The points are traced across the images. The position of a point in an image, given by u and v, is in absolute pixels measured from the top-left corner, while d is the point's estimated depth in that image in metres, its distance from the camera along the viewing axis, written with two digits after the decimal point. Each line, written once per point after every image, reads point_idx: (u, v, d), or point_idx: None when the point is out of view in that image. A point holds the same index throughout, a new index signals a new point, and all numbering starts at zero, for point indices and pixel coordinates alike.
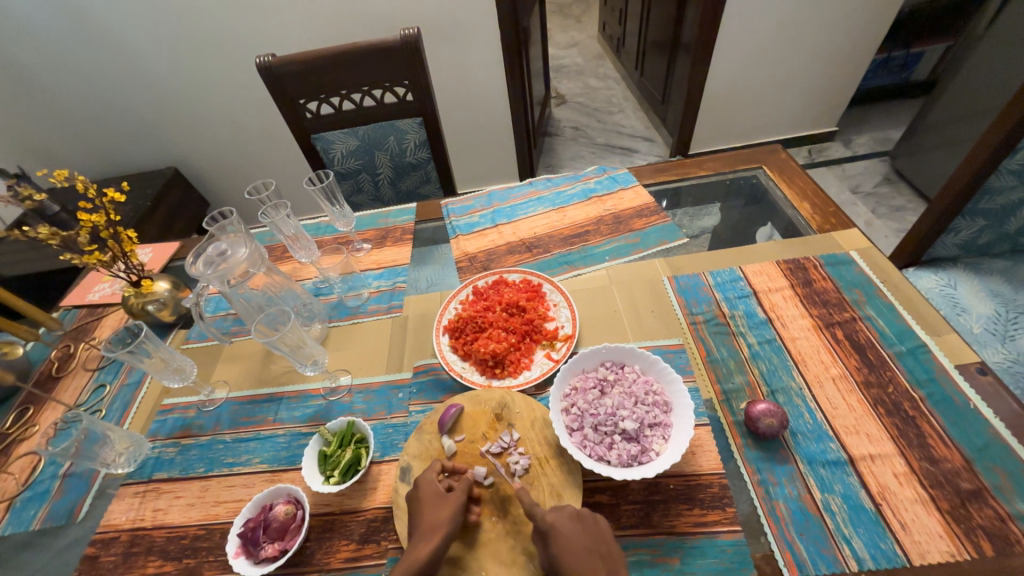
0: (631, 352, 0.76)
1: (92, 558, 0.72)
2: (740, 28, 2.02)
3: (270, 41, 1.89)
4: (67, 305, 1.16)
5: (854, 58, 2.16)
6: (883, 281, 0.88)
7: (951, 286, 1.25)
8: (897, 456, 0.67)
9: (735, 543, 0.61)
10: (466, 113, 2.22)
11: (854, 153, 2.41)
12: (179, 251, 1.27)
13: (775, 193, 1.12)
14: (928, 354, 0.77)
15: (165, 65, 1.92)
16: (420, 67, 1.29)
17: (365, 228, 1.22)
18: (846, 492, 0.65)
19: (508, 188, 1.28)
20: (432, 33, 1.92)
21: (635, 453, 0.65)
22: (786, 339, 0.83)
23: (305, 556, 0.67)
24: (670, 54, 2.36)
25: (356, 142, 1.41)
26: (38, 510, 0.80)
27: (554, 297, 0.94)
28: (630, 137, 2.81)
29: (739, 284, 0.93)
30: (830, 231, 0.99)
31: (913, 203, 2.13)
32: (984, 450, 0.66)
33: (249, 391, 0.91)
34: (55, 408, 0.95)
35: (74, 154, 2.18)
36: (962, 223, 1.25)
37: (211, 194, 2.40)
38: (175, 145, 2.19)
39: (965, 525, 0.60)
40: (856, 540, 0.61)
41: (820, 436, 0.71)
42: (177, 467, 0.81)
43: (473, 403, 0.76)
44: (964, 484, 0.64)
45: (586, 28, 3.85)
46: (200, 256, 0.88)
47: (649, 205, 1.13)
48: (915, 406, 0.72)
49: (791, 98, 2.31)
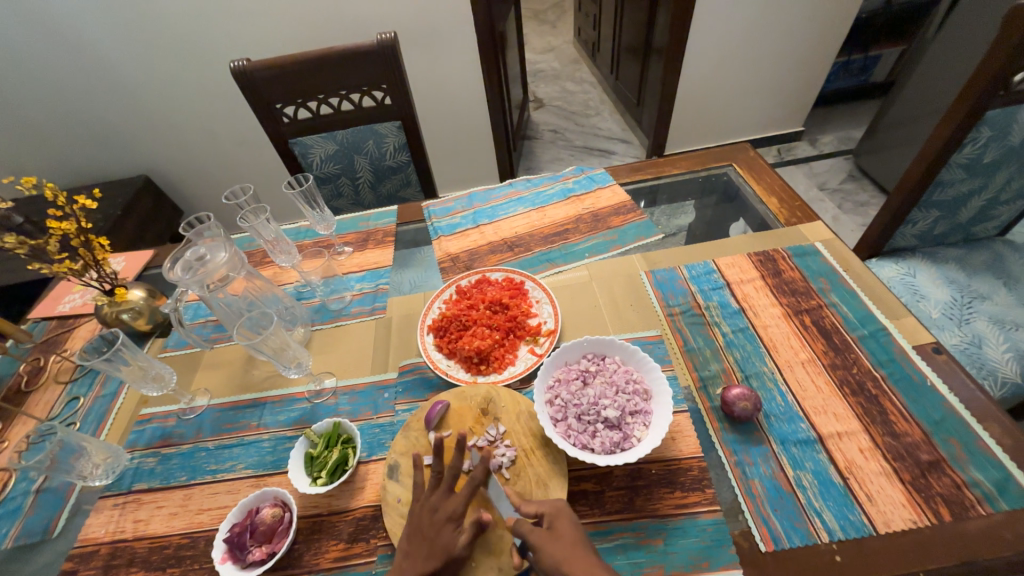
0: (611, 343, 0.78)
1: (70, 573, 0.70)
2: (709, 32, 2.09)
3: (244, 46, 1.87)
4: (36, 317, 1.12)
5: (816, 61, 2.26)
6: (845, 269, 0.93)
7: (911, 274, 1.33)
8: (862, 433, 0.71)
9: (715, 522, 0.64)
10: (445, 117, 2.24)
11: (820, 151, 2.52)
12: (154, 259, 1.24)
13: (745, 189, 1.17)
14: (888, 337, 0.82)
15: (134, 71, 1.87)
16: (398, 71, 1.30)
17: (346, 231, 1.22)
18: (817, 468, 0.68)
19: (488, 189, 1.29)
20: (409, 37, 1.93)
21: (617, 440, 0.68)
22: (758, 327, 0.87)
23: (294, 559, 0.67)
24: (644, 58, 2.42)
25: (336, 145, 1.41)
26: (11, 528, 0.77)
27: (536, 294, 0.96)
28: (608, 139, 2.87)
29: (713, 276, 0.97)
30: (796, 224, 1.04)
31: (876, 198, 2.24)
32: (941, 423, 0.71)
33: (231, 397, 0.90)
34: (26, 423, 0.92)
35: (38, 163, 2.10)
36: (919, 215, 1.32)
37: (185, 202, 2.35)
38: (145, 152, 2.13)
39: (925, 494, 0.64)
40: (826, 513, 0.64)
41: (792, 417, 0.74)
42: (158, 477, 0.80)
43: (459, 399, 0.77)
44: (924, 455, 0.68)
45: (562, 32, 3.92)
46: (177, 261, 0.87)
47: (626, 203, 1.16)
48: (877, 385, 0.76)
49: (759, 99, 2.40)
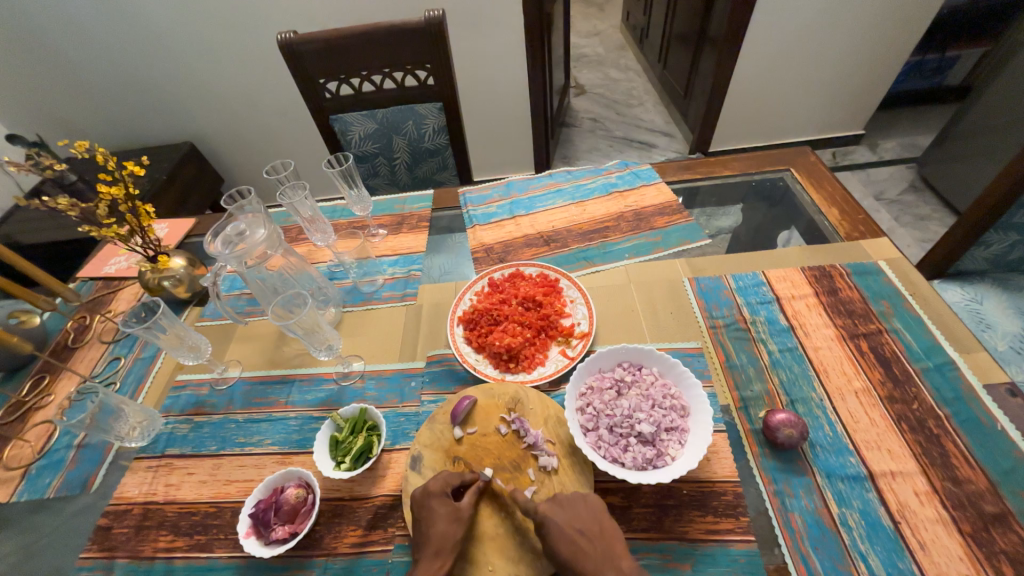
0: (649, 353, 0.75)
1: (105, 529, 0.73)
2: (772, 23, 1.96)
3: (290, 18, 1.86)
4: (84, 276, 1.17)
5: (887, 60, 2.09)
6: (911, 293, 0.86)
7: (977, 301, 1.24)
8: (919, 475, 0.65)
9: (748, 552, 0.60)
10: (485, 101, 2.19)
11: (880, 158, 2.35)
12: (195, 227, 1.27)
13: (802, 197, 1.09)
14: (955, 372, 0.75)
15: (183, 39, 1.90)
16: (443, 50, 1.26)
17: (381, 213, 1.21)
18: (865, 508, 0.64)
19: (527, 179, 1.25)
20: (455, 17, 1.88)
21: (650, 457, 0.64)
22: (808, 348, 0.81)
23: (315, 540, 0.67)
24: (696, 48, 2.29)
25: (375, 124, 1.39)
26: (53, 479, 0.81)
27: (571, 293, 0.92)
28: (649, 131, 2.76)
29: (762, 289, 0.91)
30: (859, 240, 0.97)
31: (938, 213, 2.08)
32: (1010, 473, 0.64)
33: (261, 371, 0.91)
34: (71, 379, 0.96)
35: (93, 125, 2.19)
36: (993, 237, 1.22)
37: (225, 170, 2.40)
38: (191, 120, 2.18)
39: (986, 549, 0.59)
40: (873, 558, 0.60)
41: (840, 450, 0.69)
42: (190, 444, 0.82)
43: (486, 395, 0.75)
44: (988, 506, 0.62)
45: (610, 16, 3.77)
46: (219, 235, 0.88)
47: (671, 203, 1.10)
48: (940, 425, 0.70)
49: (819, 99, 2.25)
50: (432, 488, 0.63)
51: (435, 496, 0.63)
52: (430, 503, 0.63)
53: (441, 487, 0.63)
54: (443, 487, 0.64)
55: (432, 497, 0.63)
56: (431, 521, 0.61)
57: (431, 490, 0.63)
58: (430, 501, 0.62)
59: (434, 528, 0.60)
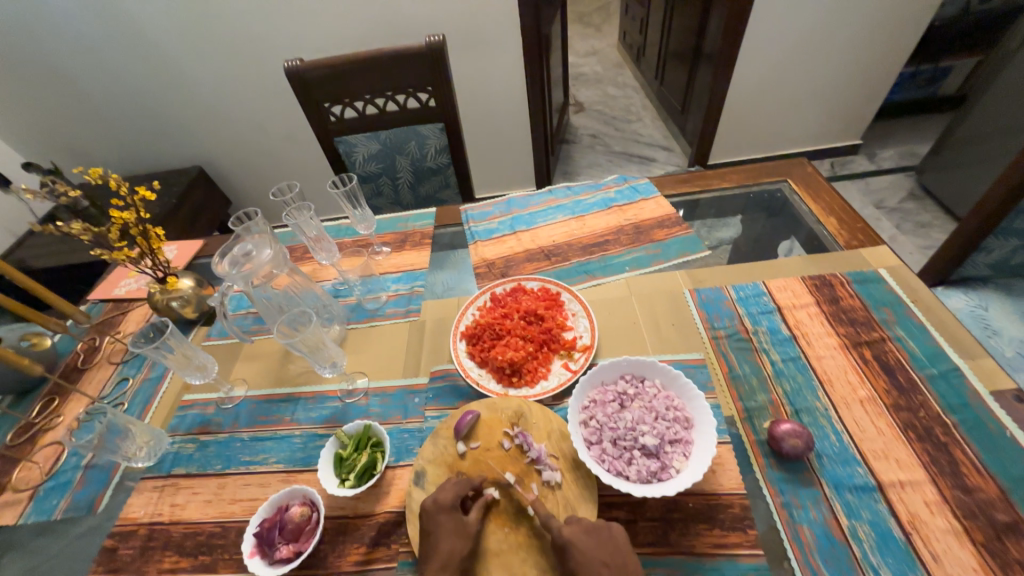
0: (651, 365, 0.75)
1: (110, 550, 0.73)
2: (765, 38, 2.00)
3: (296, 46, 1.93)
4: (95, 299, 1.19)
5: (880, 72, 2.13)
6: (913, 300, 0.86)
7: (982, 307, 1.23)
8: (929, 484, 0.64)
9: (757, 567, 0.60)
10: (485, 120, 2.24)
11: (879, 167, 2.36)
12: (203, 249, 1.30)
13: (799, 207, 1.10)
14: (961, 378, 0.74)
15: (193, 68, 1.97)
16: (443, 73, 1.30)
17: (384, 231, 1.23)
18: (875, 519, 0.63)
19: (527, 195, 1.27)
20: (456, 40, 1.95)
21: (655, 470, 0.64)
22: (811, 357, 0.81)
23: (319, 559, 0.67)
24: (691, 64, 2.34)
25: (378, 145, 1.42)
26: (60, 500, 0.81)
27: (573, 306, 0.93)
28: (647, 146, 2.80)
29: (763, 299, 0.91)
30: (858, 248, 0.97)
31: (940, 220, 2.08)
32: (1022, 481, 0.63)
33: (266, 390, 0.92)
34: (79, 401, 0.97)
35: (106, 151, 2.25)
36: (994, 242, 1.23)
37: (232, 192, 2.45)
38: (200, 144, 2.24)
39: (1001, 560, 0.58)
40: (885, 570, 0.59)
41: (847, 459, 0.69)
42: (195, 463, 0.82)
43: (489, 410, 0.76)
44: (1000, 515, 0.61)
45: (606, 36, 3.86)
46: (227, 255, 0.90)
47: (670, 216, 1.12)
48: (947, 432, 0.69)
49: (815, 110, 2.28)
50: (436, 504, 0.63)
51: (445, 510, 0.63)
52: (434, 520, 0.62)
53: (447, 502, 0.63)
54: (451, 500, 0.64)
55: (436, 513, 0.62)
56: (436, 538, 0.61)
57: (436, 505, 0.63)
58: (434, 517, 0.62)
59: (441, 543, 0.60)
